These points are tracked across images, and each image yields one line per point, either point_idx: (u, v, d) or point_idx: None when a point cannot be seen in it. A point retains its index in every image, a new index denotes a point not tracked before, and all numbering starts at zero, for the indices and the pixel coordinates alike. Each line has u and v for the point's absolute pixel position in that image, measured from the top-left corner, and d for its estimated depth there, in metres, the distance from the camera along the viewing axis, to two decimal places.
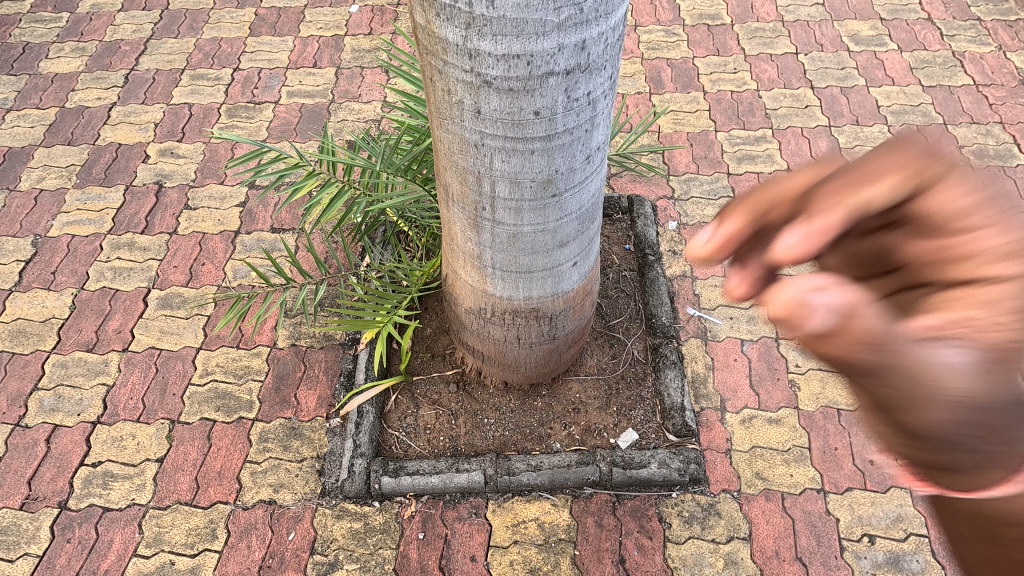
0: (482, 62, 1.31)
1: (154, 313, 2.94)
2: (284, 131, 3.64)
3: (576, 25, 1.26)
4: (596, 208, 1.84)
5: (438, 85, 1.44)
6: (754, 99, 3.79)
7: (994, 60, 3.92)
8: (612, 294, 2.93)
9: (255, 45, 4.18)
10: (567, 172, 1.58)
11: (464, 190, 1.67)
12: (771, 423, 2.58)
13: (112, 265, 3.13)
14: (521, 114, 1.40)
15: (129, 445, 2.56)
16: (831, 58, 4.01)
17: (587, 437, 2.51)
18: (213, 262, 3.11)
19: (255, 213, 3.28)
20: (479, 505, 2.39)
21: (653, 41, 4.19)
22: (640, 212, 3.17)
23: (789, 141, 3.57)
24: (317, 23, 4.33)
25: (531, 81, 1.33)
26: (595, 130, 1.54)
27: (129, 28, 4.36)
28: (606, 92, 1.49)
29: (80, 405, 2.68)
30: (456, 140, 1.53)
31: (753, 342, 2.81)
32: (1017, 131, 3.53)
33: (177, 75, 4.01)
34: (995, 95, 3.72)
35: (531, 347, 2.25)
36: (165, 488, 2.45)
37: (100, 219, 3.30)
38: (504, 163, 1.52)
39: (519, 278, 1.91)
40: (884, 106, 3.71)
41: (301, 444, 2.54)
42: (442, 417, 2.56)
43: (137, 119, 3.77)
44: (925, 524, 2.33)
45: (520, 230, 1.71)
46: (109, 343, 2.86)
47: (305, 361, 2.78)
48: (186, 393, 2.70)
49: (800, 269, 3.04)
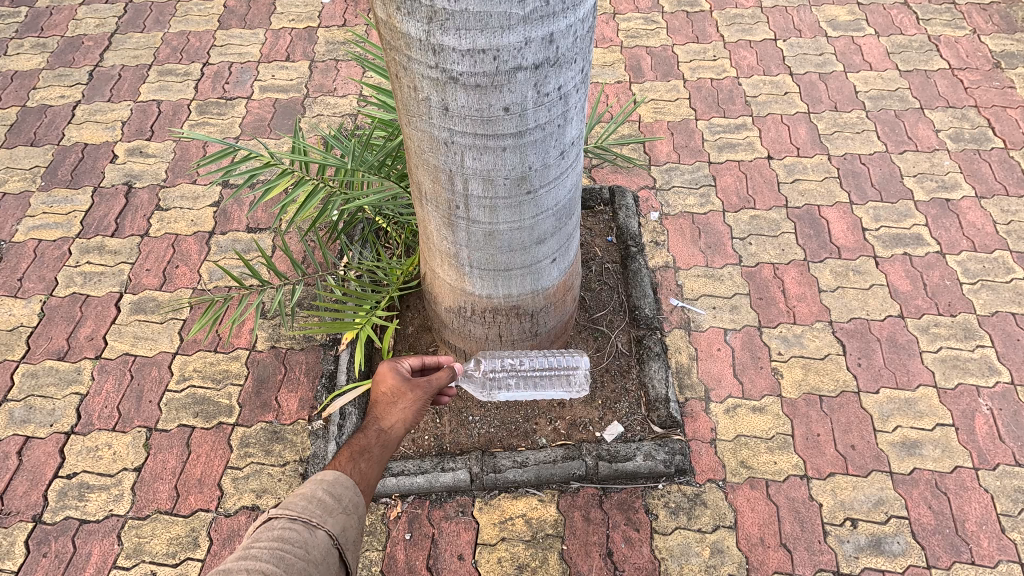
0: (447, 57, 1.27)
1: (128, 319, 2.86)
2: (257, 127, 3.55)
3: (542, 18, 1.22)
4: (574, 203, 1.81)
5: (404, 82, 1.39)
6: (733, 87, 3.78)
7: (968, 44, 3.95)
8: (595, 287, 2.91)
9: (225, 38, 4.05)
10: (541, 168, 1.55)
11: (437, 189, 1.63)
12: (755, 411, 2.59)
13: (82, 269, 3.03)
14: (490, 111, 1.36)
15: (105, 455, 2.50)
16: (809, 44, 4.00)
17: (573, 431, 2.51)
18: (187, 264, 3.03)
19: (230, 213, 3.20)
20: (466, 503, 2.37)
21: (632, 29, 4.15)
22: (622, 204, 3.15)
23: (769, 129, 3.56)
24: (289, 14, 4.21)
25: (499, 77, 1.29)
26: (568, 124, 1.51)
27: (92, 22, 4.21)
28: (578, 86, 1.45)
29: (52, 415, 2.61)
30: (425, 138, 1.49)
31: (736, 331, 2.82)
32: (992, 114, 3.57)
33: (144, 71, 3.88)
34: (970, 79, 3.75)
35: (514, 343, 2.23)
36: (145, 498, 2.39)
37: (68, 223, 3.20)
38: (475, 161, 1.48)
39: (497, 276, 1.88)
40: (862, 91, 3.72)
41: (283, 448, 2.50)
42: (427, 416, 2.53)
43: (103, 117, 3.65)
44: (906, 506, 2.37)
45: (496, 228, 1.68)
46: (81, 350, 2.78)
47: (286, 363, 2.73)
48: (163, 400, 2.63)
49: (781, 257, 3.05)
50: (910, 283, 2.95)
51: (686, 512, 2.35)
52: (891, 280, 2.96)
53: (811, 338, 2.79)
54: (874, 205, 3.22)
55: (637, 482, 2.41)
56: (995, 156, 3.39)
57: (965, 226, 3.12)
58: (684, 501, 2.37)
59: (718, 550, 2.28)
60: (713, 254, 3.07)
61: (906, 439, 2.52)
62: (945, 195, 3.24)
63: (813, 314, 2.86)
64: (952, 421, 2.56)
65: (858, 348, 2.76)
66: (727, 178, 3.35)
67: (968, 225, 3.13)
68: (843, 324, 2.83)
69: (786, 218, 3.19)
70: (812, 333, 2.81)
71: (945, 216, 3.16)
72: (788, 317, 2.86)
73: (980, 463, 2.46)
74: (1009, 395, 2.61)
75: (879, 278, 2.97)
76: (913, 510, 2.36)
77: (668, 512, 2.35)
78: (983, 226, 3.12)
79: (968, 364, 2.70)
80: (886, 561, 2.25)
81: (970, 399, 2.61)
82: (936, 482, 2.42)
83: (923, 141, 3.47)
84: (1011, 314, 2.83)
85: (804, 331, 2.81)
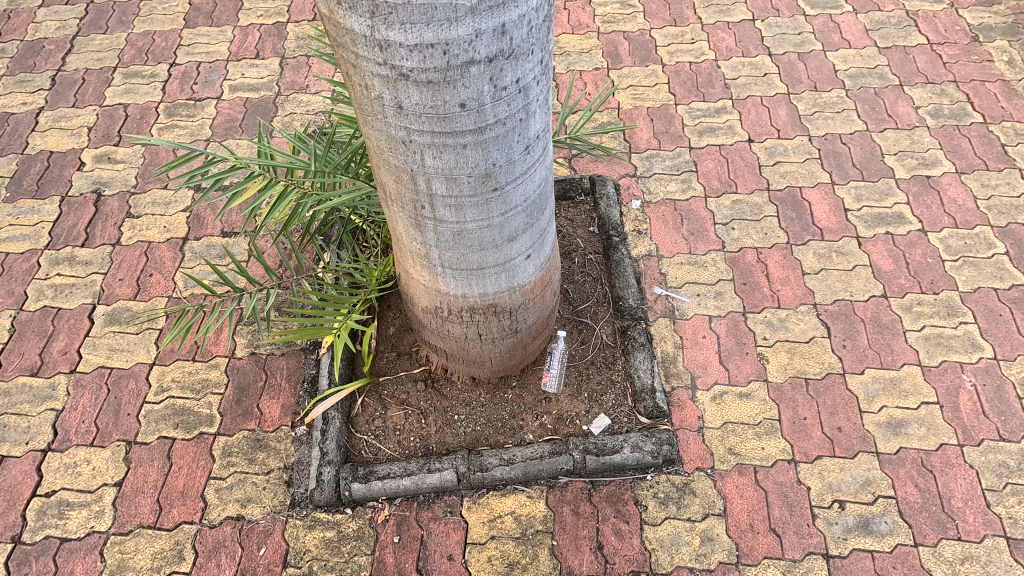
0: (395, 53, 1.22)
1: (101, 331, 2.80)
2: (228, 128, 3.46)
3: (491, 8, 1.18)
4: (545, 198, 1.77)
5: (355, 80, 1.34)
6: (712, 70, 3.73)
7: (946, 18, 3.92)
8: (579, 279, 2.88)
9: (191, 37, 3.94)
10: (506, 164, 1.51)
11: (400, 189, 1.59)
12: (742, 397, 2.59)
13: (52, 282, 2.95)
14: (446, 107, 1.32)
15: (84, 472, 2.45)
16: (787, 23, 3.96)
17: (560, 426, 2.49)
18: (162, 271, 2.96)
19: (203, 217, 3.13)
20: (454, 503, 2.35)
21: (608, 14, 4.08)
22: (602, 193, 3.11)
23: (749, 111, 3.53)
24: (257, 10, 4.10)
25: (451, 72, 1.25)
26: (530, 118, 1.47)
27: (53, 25, 4.07)
28: (538, 78, 1.41)
29: (27, 433, 2.55)
30: (383, 138, 1.45)
31: (720, 317, 2.80)
32: (971, 88, 3.55)
33: (108, 74, 3.77)
34: (949, 54, 3.73)
35: (494, 341, 2.19)
36: (126, 513, 2.35)
37: (36, 234, 3.11)
38: (436, 159, 1.44)
39: (470, 275, 1.84)
40: (842, 70, 3.68)
41: (267, 456, 2.46)
42: (412, 417, 2.50)
43: (68, 123, 3.54)
44: (892, 486, 2.37)
45: (465, 227, 1.64)
46: (55, 365, 2.71)
47: (266, 369, 2.68)
48: (141, 413, 2.58)
49: (764, 241, 3.03)
50: (892, 262, 2.94)
51: (675, 501, 2.35)
52: (873, 260, 2.95)
53: (796, 322, 2.78)
54: (855, 184, 3.20)
55: (625, 474, 2.40)
56: (974, 131, 3.38)
57: (946, 203, 3.12)
58: (672, 491, 2.37)
59: (708, 538, 2.28)
60: (695, 241, 3.04)
61: (891, 419, 2.52)
62: (925, 172, 3.23)
63: (797, 297, 2.85)
64: (936, 398, 2.57)
65: (843, 330, 2.75)
66: (708, 163, 3.32)
67: (949, 201, 3.12)
68: (827, 307, 2.82)
69: (768, 201, 3.17)
70: (797, 317, 2.79)
71: (926, 194, 3.15)
72: (773, 301, 2.84)
73: (965, 439, 2.47)
74: (993, 370, 2.62)
75: (862, 259, 2.96)
76: (899, 489, 2.36)
77: (657, 503, 2.34)
78: (964, 203, 3.11)
79: (951, 341, 2.71)
80: (874, 541, 2.26)
81: (953, 376, 2.62)
82: (922, 461, 2.43)
83: (903, 118, 3.45)
84: (993, 289, 2.84)
85: (788, 315, 2.80)
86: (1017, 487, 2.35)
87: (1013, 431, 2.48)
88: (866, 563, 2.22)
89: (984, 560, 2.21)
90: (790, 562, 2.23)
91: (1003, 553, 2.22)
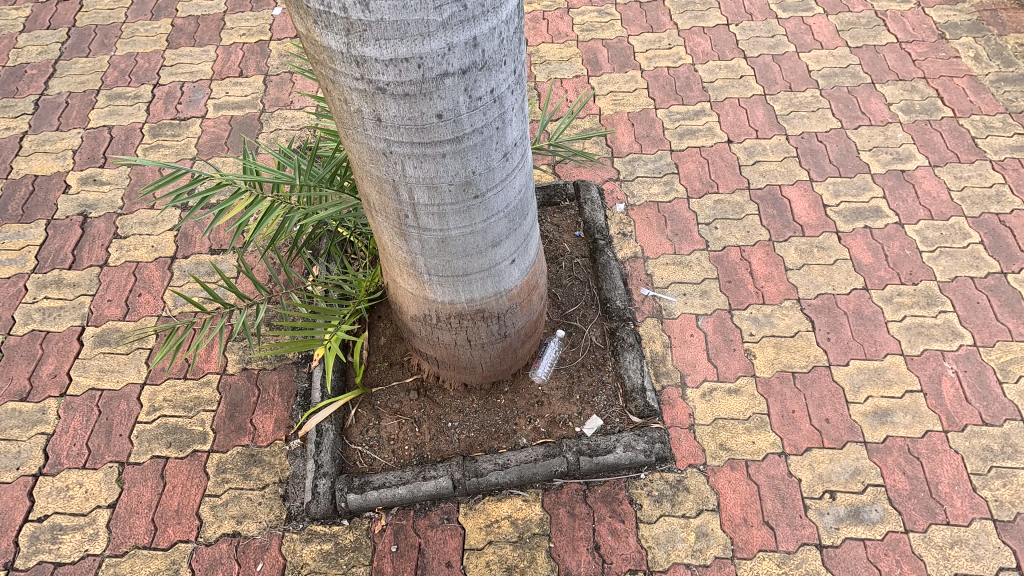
0: (371, 68, 1.26)
1: (91, 352, 2.79)
2: (214, 146, 3.48)
3: (461, 23, 1.22)
4: (526, 203, 1.81)
5: (335, 95, 1.39)
6: (690, 74, 3.81)
7: (914, 17, 4.04)
8: (567, 283, 2.92)
9: (174, 58, 3.97)
10: (485, 171, 1.55)
11: (384, 200, 1.64)
12: (731, 393, 2.62)
13: (40, 305, 2.95)
14: (424, 118, 1.36)
15: (77, 495, 2.44)
16: (761, 26, 4.06)
17: (553, 428, 2.51)
18: (150, 291, 2.96)
19: (191, 235, 3.14)
20: (451, 510, 2.36)
21: (587, 22, 4.16)
22: (587, 198, 3.16)
23: (727, 113, 3.60)
24: (240, 29, 4.13)
25: (426, 84, 1.29)
26: (507, 126, 1.51)
27: (34, 49, 4.09)
28: (512, 87, 1.46)
29: (18, 458, 2.53)
30: (365, 149, 1.50)
31: (707, 315, 2.85)
32: (940, 84, 3.65)
33: (92, 96, 3.78)
34: (917, 51, 3.84)
35: (483, 346, 2.22)
36: (121, 534, 2.34)
37: (22, 258, 3.11)
38: (416, 169, 1.49)
39: (456, 281, 1.87)
40: (815, 70, 3.78)
41: (261, 471, 2.46)
42: (405, 426, 2.51)
43: (53, 147, 3.55)
44: (881, 474, 2.42)
45: (448, 235, 1.68)
46: (44, 389, 2.70)
47: (258, 384, 2.68)
48: (133, 433, 2.57)
49: (747, 240, 3.09)
50: (872, 255, 3.01)
51: (669, 499, 2.37)
52: (853, 254, 3.01)
53: (781, 317, 2.83)
54: (833, 181, 3.28)
55: (619, 474, 2.42)
56: (945, 125, 3.47)
57: (921, 196, 3.20)
58: (666, 489, 2.39)
59: (703, 534, 2.30)
60: (680, 241, 3.09)
61: (878, 409, 2.57)
62: (900, 167, 3.31)
63: (781, 293, 2.90)
64: (920, 386, 2.62)
65: (826, 323, 2.81)
66: (689, 164, 3.38)
67: (924, 194, 3.20)
68: (811, 301, 2.87)
69: (749, 200, 3.23)
70: (782, 312, 2.85)
71: (902, 187, 3.23)
72: (757, 298, 2.90)
73: (949, 425, 2.52)
74: (973, 357, 2.68)
75: (843, 253, 3.02)
76: (888, 478, 2.41)
77: (652, 501, 2.37)
78: (938, 195, 3.20)
79: (932, 330, 2.77)
80: (866, 530, 2.30)
81: (936, 364, 2.68)
82: (909, 448, 2.47)
83: (877, 115, 3.54)
84: (970, 278, 2.91)
85: (773, 311, 2.85)
86: (1001, 470, 2.41)
87: (995, 415, 2.53)
88: (859, 552, 2.26)
89: (973, 543, 2.26)
90: (784, 554, 2.25)
91: (990, 535, 2.27)
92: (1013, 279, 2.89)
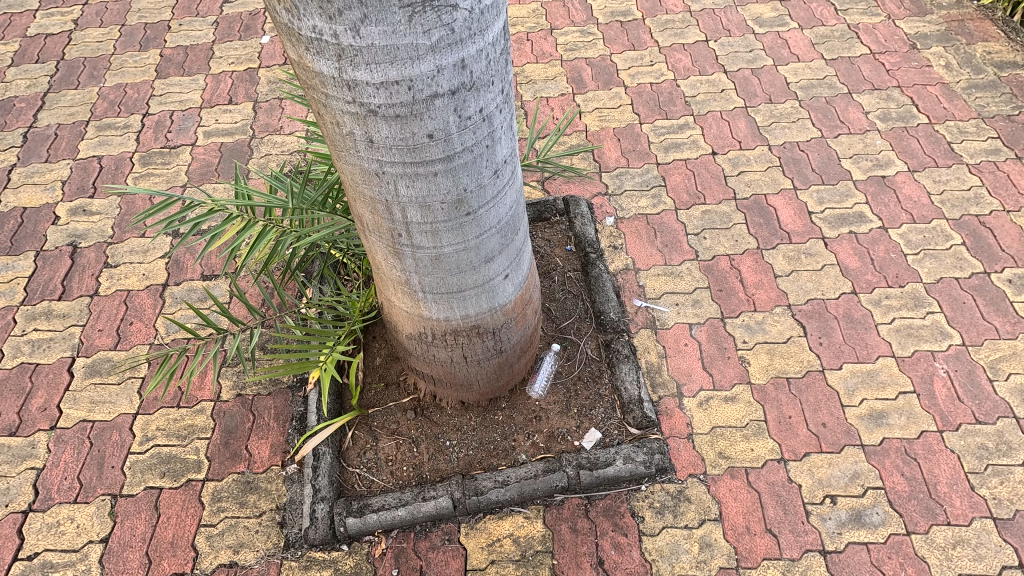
0: (362, 92, 1.29)
1: (83, 383, 2.76)
2: (204, 173, 3.50)
3: (449, 46, 1.25)
4: (518, 218, 1.84)
5: (327, 119, 1.42)
6: (672, 89, 3.91)
7: (885, 29, 4.18)
8: (560, 296, 2.93)
9: (163, 87, 4.00)
10: (476, 189, 1.58)
11: (378, 219, 1.66)
12: (727, 401, 2.64)
13: (29, 338, 2.91)
14: (415, 139, 1.39)
15: (69, 530, 2.38)
16: (739, 42, 4.17)
17: (553, 443, 2.50)
18: (142, 319, 2.94)
19: (183, 262, 3.14)
20: (452, 531, 2.33)
21: (570, 42, 4.26)
22: (577, 212, 3.19)
23: (710, 125, 3.68)
24: (228, 58, 4.18)
25: (416, 106, 1.32)
26: (497, 144, 1.54)
27: (23, 83, 4.11)
28: (500, 106, 1.49)
29: (7, 495, 2.48)
30: (357, 170, 1.52)
31: (700, 324, 2.87)
32: (914, 92, 3.77)
33: (82, 128, 3.80)
34: (890, 62, 3.96)
35: (479, 363, 2.23)
36: (115, 569, 2.28)
37: (10, 291, 3.08)
38: (408, 189, 1.51)
39: (451, 298, 1.89)
40: (794, 82, 3.89)
41: (259, 498, 2.42)
42: (403, 447, 2.49)
43: (42, 178, 3.55)
44: (880, 476, 2.42)
45: (442, 252, 1.70)
46: (34, 423, 2.65)
47: (254, 410, 2.65)
48: (126, 464, 2.53)
49: (736, 248, 3.13)
50: (858, 259, 3.06)
51: (671, 510, 2.36)
52: (840, 259, 3.07)
53: (773, 323, 2.86)
54: (817, 188, 3.35)
55: (619, 487, 2.41)
56: (921, 131, 3.57)
57: (903, 201, 3.27)
58: (668, 500, 2.38)
59: (707, 544, 2.29)
60: (670, 252, 3.13)
61: (873, 411, 2.59)
62: (881, 173, 3.40)
63: (771, 300, 2.94)
64: (913, 387, 2.65)
65: (818, 328, 2.84)
66: (676, 177, 3.44)
67: (905, 198, 3.28)
68: (801, 306, 2.91)
69: (736, 209, 3.29)
70: (773, 318, 2.88)
71: (884, 193, 3.31)
72: (749, 305, 2.93)
73: (944, 425, 2.54)
74: (963, 356, 2.72)
75: (830, 258, 3.07)
76: (887, 480, 2.41)
77: (654, 513, 2.36)
78: (919, 198, 3.27)
79: (921, 331, 2.81)
80: (868, 533, 2.30)
81: (927, 364, 2.71)
82: (906, 449, 2.49)
83: (855, 124, 3.64)
84: (955, 279, 2.97)
85: (765, 318, 2.88)
86: (997, 468, 2.42)
87: (988, 413, 2.56)
88: (862, 556, 2.25)
89: (975, 542, 2.26)
90: (789, 561, 2.25)
91: (992, 534, 2.27)
92: (996, 278, 2.95)
